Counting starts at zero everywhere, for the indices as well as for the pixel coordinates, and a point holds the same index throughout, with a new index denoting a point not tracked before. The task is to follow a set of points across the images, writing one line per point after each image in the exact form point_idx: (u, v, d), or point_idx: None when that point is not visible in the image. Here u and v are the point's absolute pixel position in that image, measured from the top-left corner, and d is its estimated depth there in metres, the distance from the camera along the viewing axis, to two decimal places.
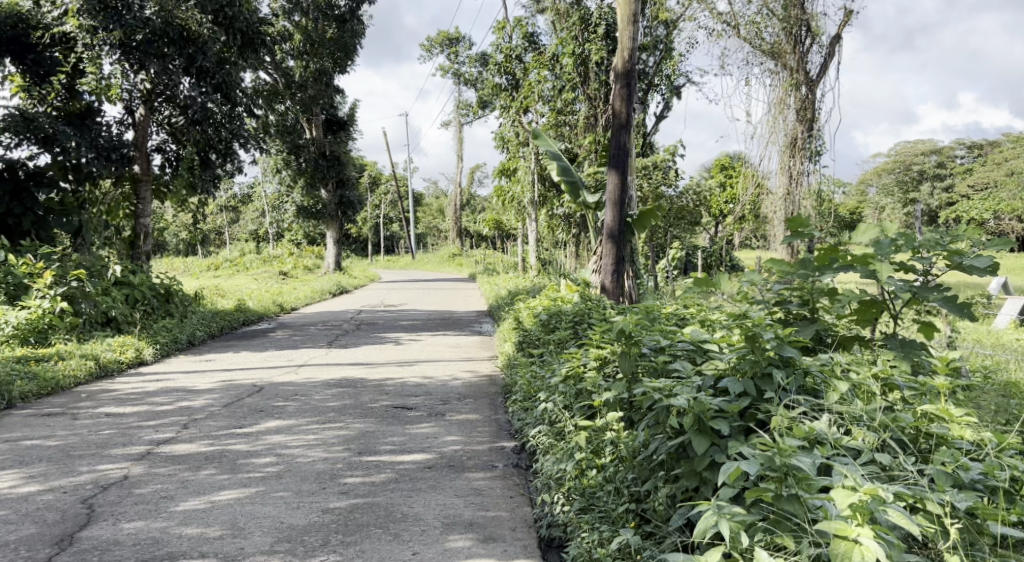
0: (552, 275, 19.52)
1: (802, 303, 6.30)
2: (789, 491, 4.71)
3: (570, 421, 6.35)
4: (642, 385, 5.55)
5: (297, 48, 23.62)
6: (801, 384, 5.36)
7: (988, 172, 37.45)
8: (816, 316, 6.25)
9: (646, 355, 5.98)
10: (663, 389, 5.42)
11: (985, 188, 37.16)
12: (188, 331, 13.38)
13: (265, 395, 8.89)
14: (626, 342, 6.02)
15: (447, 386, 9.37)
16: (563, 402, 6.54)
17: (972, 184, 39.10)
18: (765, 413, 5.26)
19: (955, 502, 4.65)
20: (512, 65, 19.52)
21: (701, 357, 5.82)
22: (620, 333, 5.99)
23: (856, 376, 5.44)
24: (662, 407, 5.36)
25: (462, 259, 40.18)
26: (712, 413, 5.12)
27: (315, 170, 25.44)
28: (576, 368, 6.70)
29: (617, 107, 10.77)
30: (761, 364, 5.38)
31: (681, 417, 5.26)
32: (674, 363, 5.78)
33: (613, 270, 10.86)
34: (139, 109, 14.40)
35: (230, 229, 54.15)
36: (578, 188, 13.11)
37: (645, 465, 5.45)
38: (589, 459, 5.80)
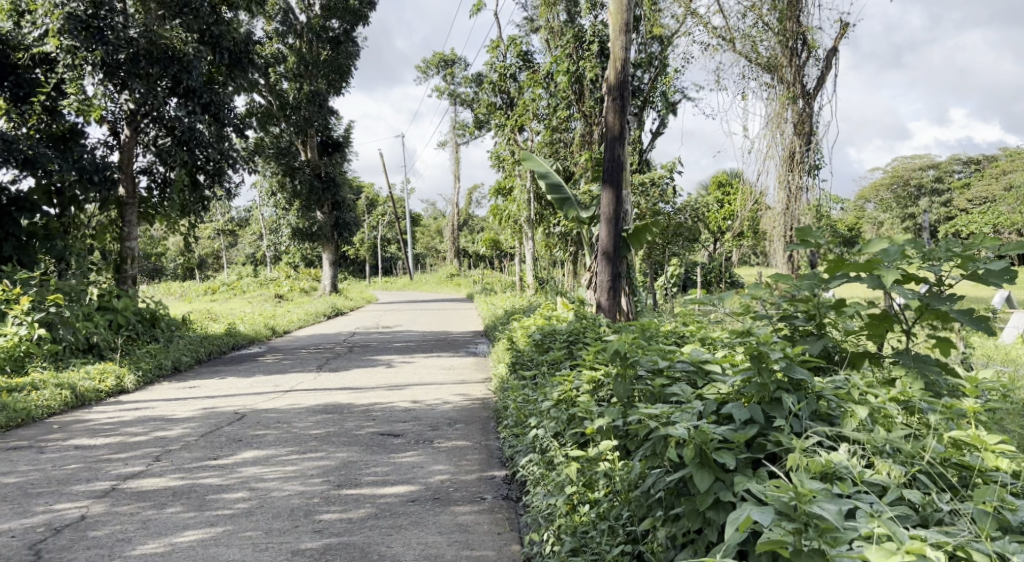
0: (550, 294, 19.15)
1: (807, 320, 5.91)
2: (810, 545, 4.22)
3: (562, 450, 5.96)
4: (637, 412, 5.14)
5: (292, 70, 23.37)
6: (814, 410, 4.98)
7: (987, 187, 37.13)
8: (823, 331, 5.88)
9: (643, 377, 5.59)
10: (661, 417, 5.01)
11: (985, 202, 36.83)
12: (173, 357, 12.99)
13: (245, 423, 8.50)
14: (621, 363, 5.64)
15: (437, 411, 8.98)
16: (554, 429, 6.14)
17: (971, 198, 38.83)
18: (774, 444, 4.85)
19: (1007, 554, 4.17)
20: (506, 83, 19.25)
21: (703, 379, 5.41)
22: (614, 353, 5.60)
23: (875, 400, 5.04)
24: (659, 438, 4.95)
25: (460, 279, 39.83)
26: (714, 444, 4.71)
27: (310, 193, 25.11)
28: (568, 392, 6.31)
29: (610, 120, 10.38)
30: (770, 388, 4.99)
31: (680, 448, 4.84)
32: (672, 386, 5.37)
33: (610, 288, 10.48)
34: (125, 130, 14.00)
35: (228, 253, 53.83)
36: (571, 203, 12.70)
37: (642, 502, 5.05)
38: (582, 492, 5.43)
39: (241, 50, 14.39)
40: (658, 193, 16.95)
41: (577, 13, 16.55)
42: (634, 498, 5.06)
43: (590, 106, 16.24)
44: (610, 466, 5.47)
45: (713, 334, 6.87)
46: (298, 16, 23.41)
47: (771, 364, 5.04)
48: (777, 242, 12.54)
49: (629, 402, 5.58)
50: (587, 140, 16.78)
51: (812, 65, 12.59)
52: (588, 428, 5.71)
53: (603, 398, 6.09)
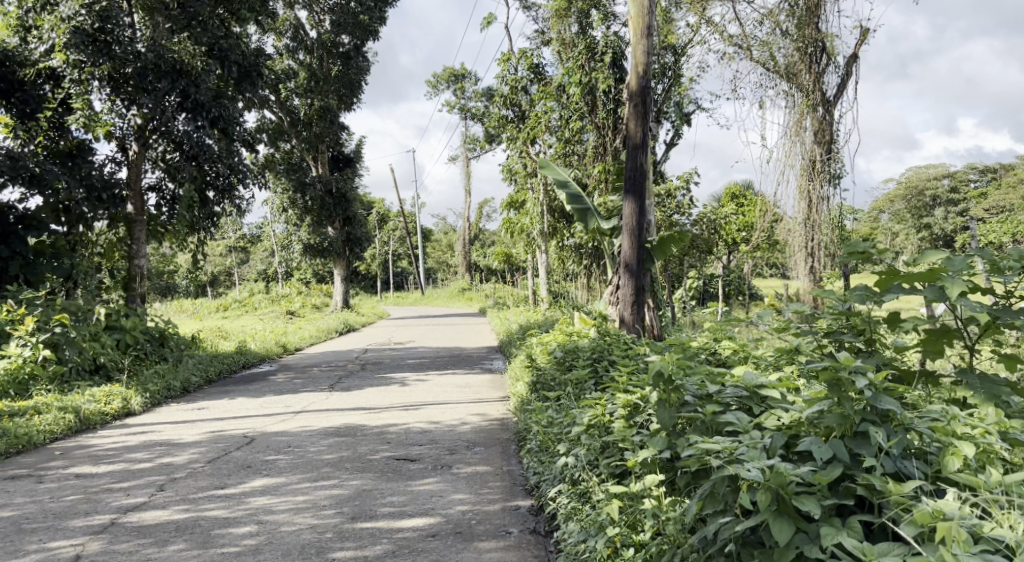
0: (565, 308, 18.74)
1: (857, 336, 5.59)
2: None
3: (598, 482, 5.57)
4: (693, 445, 4.75)
5: (303, 86, 22.99)
6: (905, 445, 4.57)
7: (1004, 196, 36.41)
8: (874, 348, 5.57)
9: (690, 403, 5.19)
10: (725, 453, 4.64)
11: (1001, 212, 36.12)
12: (182, 377, 12.60)
13: (255, 448, 8.09)
14: (665, 385, 5.20)
15: (454, 432, 8.56)
16: (587, 458, 5.75)
17: (986, 208, 38.16)
18: (864, 487, 4.47)
19: None
20: (518, 96, 18.87)
21: (758, 405, 5.03)
22: (658, 375, 5.19)
23: (973, 431, 4.62)
24: (725, 479, 4.60)
25: (471, 294, 39.40)
26: (794, 489, 4.38)
27: (321, 209, 24.68)
28: (599, 416, 5.94)
29: (631, 127, 10.00)
30: (853, 421, 4.58)
31: (752, 492, 4.49)
32: (726, 414, 4.96)
33: (633, 302, 10.07)
34: (132, 146, 13.62)
35: (239, 270, 53.57)
36: (590, 214, 12.26)
37: (700, 548, 4.68)
38: (625, 535, 5.07)
39: (250, 63, 14.03)
40: (674, 205, 16.53)
41: (589, 24, 16.16)
42: (691, 545, 4.68)
43: (604, 118, 15.85)
44: (656, 503, 5.10)
45: (755, 353, 6.47)
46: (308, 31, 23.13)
47: (851, 392, 4.64)
48: (798, 253, 12.13)
49: (674, 431, 5.20)
50: (601, 152, 16.39)
51: (832, 72, 12.16)
52: (630, 460, 5.33)
53: (640, 425, 5.69)
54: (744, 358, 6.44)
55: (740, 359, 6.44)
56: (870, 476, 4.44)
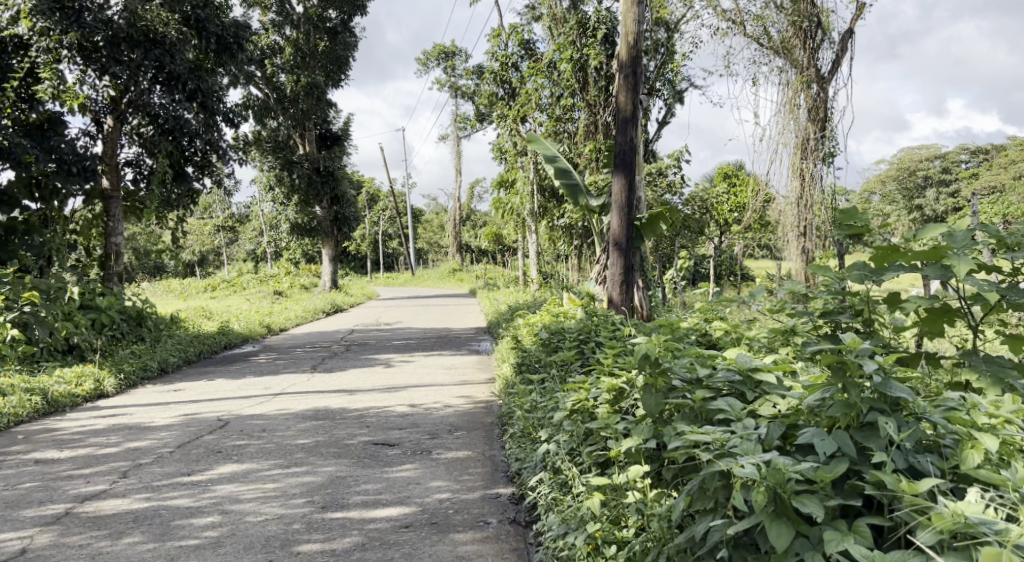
0: (554, 289, 18.45)
1: (854, 316, 5.33)
2: None
3: (580, 472, 5.30)
4: (682, 437, 4.46)
5: (289, 62, 22.49)
6: (917, 438, 4.28)
7: (995, 176, 36.08)
8: (872, 329, 5.33)
9: (678, 389, 4.92)
10: (716, 445, 4.37)
11: (990, 193, 35.83)
12: (159, 358, 12.29)
13: (227, 432, 7.78)
14: (651, 369, 4.92)
15: (436, 416, 8.28)
16: (568, 445, 5.48)
17: (978, 188, 37.86)
18: (872, 484, 4.18)
19: None
20: (508, 73, 18.49)
21: (752, 391, 4.76)
22: (644, 355, 4.93)
23: (990, 423, 4.32)
24: (717, 474, 4.32)
25: (462, 275, 39.08)
26: (794, 487, 4.10)
27: (309, 187, 24.26)
28: (583, 401, 5.66)
29: (622, 99, 9.65)
30: (860, 411, 4.29)
31: (747, 491, 4.20)
32: (718, 400, 4.68)
33: (622, 281, 9.78)
34: (106, 118, 13.25)
35: (229, 250, 53.10)
36: (579, 191, 11.92)
37: (688, 548, 4.40)
38: (608, 530, 4.79)
39: (230, 34, 13.72)
40: (665, 184, 16.23)
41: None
42: (677, 544, 4.39)
43: (594, 96, 15.48)
44: (641, 496, 4.82)
45: (749, 333, 6.19)
46: (295, 6, 22.67)
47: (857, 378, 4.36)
48: (790, 234, 11.86)
49: (660, 418, 4.94)
50: (591, 130, 16.05)
51: (827, 48, 11.86)
52: (614, 450, 5.05)
53: (626, 410, 5.41)
54: (737, 338, 6.16)
55: (734, 339, 6.15)
56: (880, 472, 4.14)
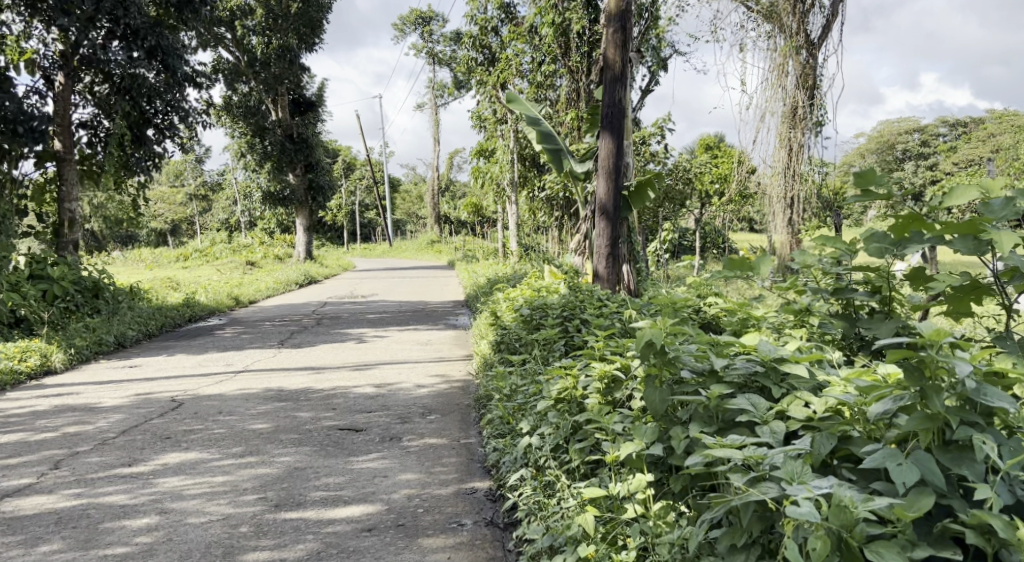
0: (533, 261, 17.86)
1: (870, 294, 4.94)
2: None
3: (570, 481, 4.76)
4: (707, 452, 3.95)
5: (261, 24, 21.49)
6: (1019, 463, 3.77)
7: (973, 148, 35.55)
8: (891, 311, 4.92)
9: (685, 381, 4.42)
10: (748, 464, 3.89)
11: (969, 165, 35.33)
12: (116, 331, 11.65)
13: (179, 415, 7.17)
14: (660, 359, 4.41)
15: (408, 398, 7.69)
16: (553, 441, 4.95)
17: (957, 163, 37.40)
18: (968, 527, 3.67)
19: None
20: (488, 38, 17.73)
21: (777, 386, 4.27)
22: (647, 343, 4.41)
23: None
24: (753, 504, 3.84)
25: (440, 246, 38.41)
26: (864, 533, 3.59)
27: (281, 154, 23.52)
28: (568, 389, 5.13)
29: (611, 55, 9.05)
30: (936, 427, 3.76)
31: (800, 531, 3.69)
32: (738, 400, 4.18)
33: (608, 254, 9.24)
34: (58, 76, 12.69)
35: (203, 218, 52.11)
36: (562, 157, 11.28)
37: None
38: (606, 549, 4.25)
39: None
40: (648, 153, 15.64)
41: None
42: None
43: (576, 62, 14.78)
44: (643, 510, 4.30)
45: (757, 311, 5.63)
46: None
47: (938, 379, 3.85)
48: (776, 206, 11.43)
49: (666, 415, 4.46)
50: (574, 98, 15.40)
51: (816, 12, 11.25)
52: (611, 453, 4.51)
53: (619, 401, 4.87)
54: (743, 317, 5.56)
55: (740, 319, 5.49)
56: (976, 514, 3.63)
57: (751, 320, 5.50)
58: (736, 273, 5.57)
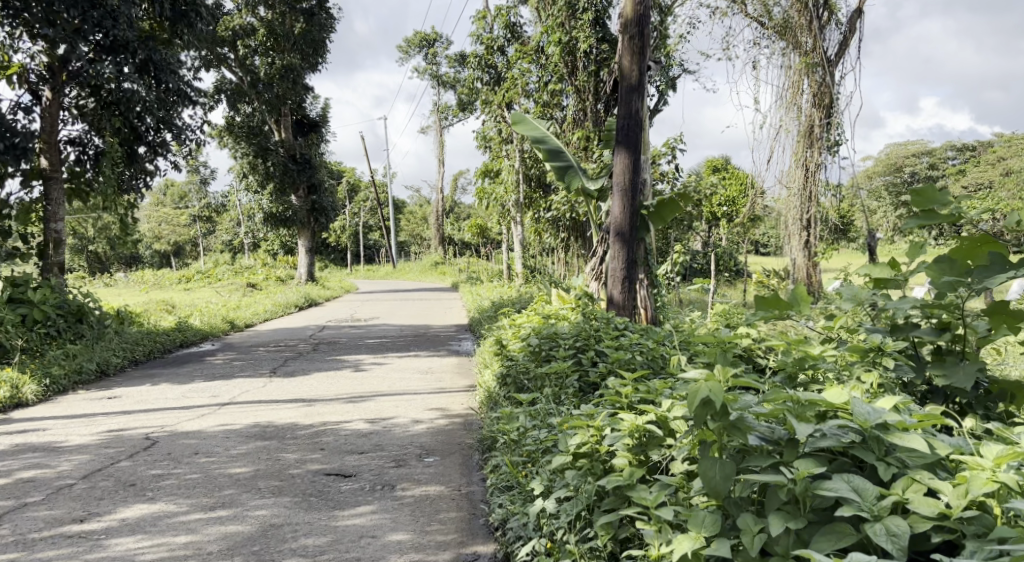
0: (541, 284, 17.14)
1: (934, 331, 4.57)
2: None
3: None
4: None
5: (264, 43, 20.88)
6: None
7: (981, 173, 34.67)
8: (968, 355, 4.56)
9: (757, 450, 4.24)
10: None
11: (977, 188, 34.43)
12: (98, 358, 10.96)
13: (151, 456, 6.47)
14: (731, 428, 4.18)
15: (404, 436, 6.97)
16: (574, 510, 4.62)
17: (965, 186, 36.51)
18: None
19: None
20: (494, 57, 17.07)
21: (877, 458, 4.07)
22: (703, 402, 4.22)
23: None
24: None
25: (444, 268, 37.72)
26: None
27: (284, 175, 22.82)
28: (590, 442, 4.80)
29: (626, 64, 8.49)
30: None
31: None
32: (828, 488, 3.99)
33: (624, 278, 8.66)
34: (45, 90, 12.12)
35: (207, 241, 51.37)
36: (574, 174, 10.55)
37: None
38: None
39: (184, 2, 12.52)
40: (659, 173, 14.96)
41: None
42: None
43: (584, 81, 14.00)
44: None
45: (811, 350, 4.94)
46: None
47: None
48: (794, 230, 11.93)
49: (731, 494, 4.24)
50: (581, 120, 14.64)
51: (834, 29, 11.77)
52: (657, 544, 4.24)
53: (653, 464, 4.59)
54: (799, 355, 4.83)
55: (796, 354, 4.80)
56: None
57: (808, 359, 4.79)
58: (772, 314, 5.01)
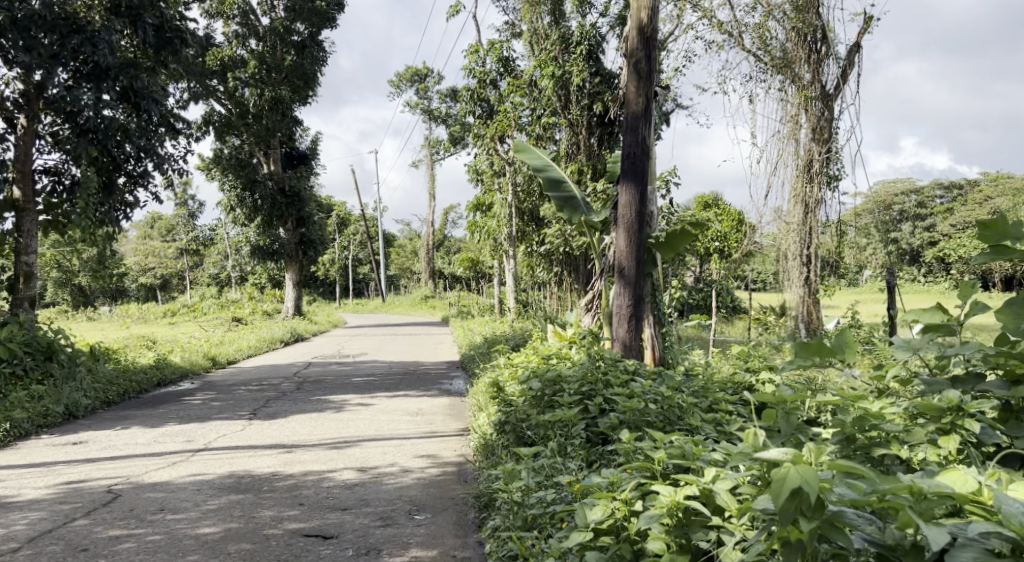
0: (534, 319, 16.57)
1: (1008, 386, 4.43)
2: None
3: None
4: None
5: (254, 75, 20.03)
6: None
7: (970, 211, 34.26)
8: None
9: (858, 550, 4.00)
10: None
11: (967, 226, 34.03)
12: (67, 399, 10.34)
13: (112, 512, 5.92)
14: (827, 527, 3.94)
15: (390, 489, 6.39)
16: None
17: (955, 223, 36.04)
18: None
19: None
20: (486, 91, 16.59)
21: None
22: (791, 491, 3.93)
23: None
24: None
25: (434, 302, 37.07)
26: None
27: (272, 208, 22.11)
28: (609, 512, 4.69)
29: (633, 90, 8.01)
30: None
31: None
32: None
33: (631, 318, 8.13)
34: (20, 117, 11.58)
35: (194, 274, 50.64)
36: (575, 205, 9.99)
37: None
38: None
39: (169, 27, 11.99)
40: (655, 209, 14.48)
41: (564, 15, 14.01)
42: None
43: (577, 114, 13.42)
44: None
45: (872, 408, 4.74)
46: (260, 18, 20.70)
47: None
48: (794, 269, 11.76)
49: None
50: (573, 154, 13.82)
51: (832, 63, 11.97)
52: None
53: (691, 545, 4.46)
54: (859, 413, 4.63)
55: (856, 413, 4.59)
56: None
57: (869, 419, 4.57)
58: (813, 361, 4.70)
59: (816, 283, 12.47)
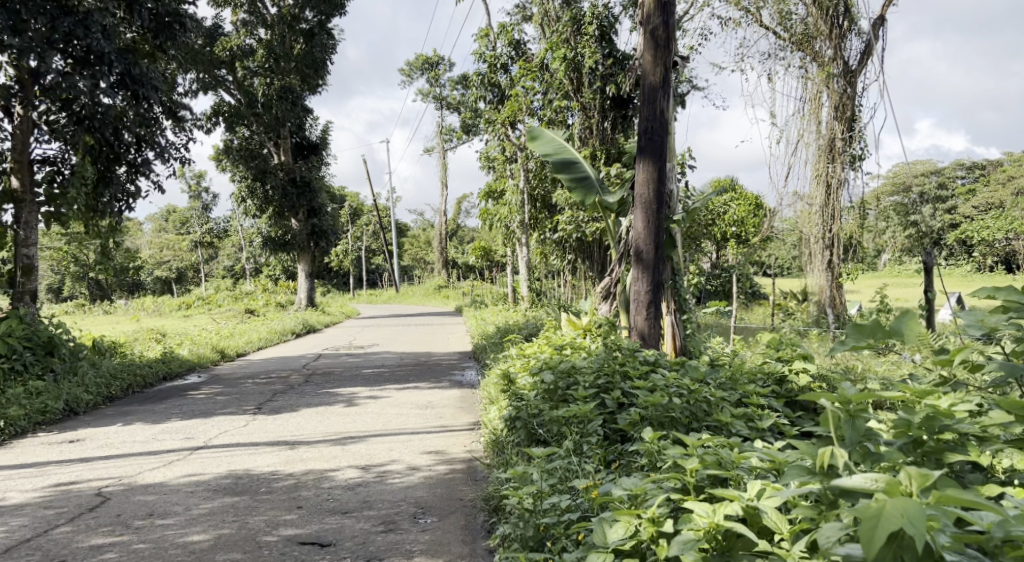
0: (547, 309, 16.11)
1: None
2: None
3: None
4: None
5: (263, 64, 19.68)
6: None
7: (993, 192, 33.38)
8: None
9: None
10: None
11: (990, 209, 33.22)
12: (67, 395, 9.98)
13: (99, 517, 5.57)
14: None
15: (396, 489, 6.01)
16: None
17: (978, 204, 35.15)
18: None
19: None
20: (496, 76, 16.12)
21: None
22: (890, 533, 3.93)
23: None
24: None
25: (448, 292, 36.59)
26: None
27: (283, 199, 21.73)
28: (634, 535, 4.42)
29: (649, 63, 7.57)
30: None
31: None
32: None
33: (649, 304, 7.70)
34: (17, 106, 11.19)
35: (207, 267, 50.34)
36: (591, 189, 9.53)
37: None
38: None
39: (168, 11, 11.52)
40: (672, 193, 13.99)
41: None
42: None
43: (589, 97, 12.93)
44: None
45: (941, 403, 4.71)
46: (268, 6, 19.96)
47: None
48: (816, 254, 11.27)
49: None
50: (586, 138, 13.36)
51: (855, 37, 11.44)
52: None
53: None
54: (926, 412, 4.58)
55: (925, 413, 4.55)
56: None
57: (939, 419, 4.54)
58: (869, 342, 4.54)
59: (839, 269, 11.86)
